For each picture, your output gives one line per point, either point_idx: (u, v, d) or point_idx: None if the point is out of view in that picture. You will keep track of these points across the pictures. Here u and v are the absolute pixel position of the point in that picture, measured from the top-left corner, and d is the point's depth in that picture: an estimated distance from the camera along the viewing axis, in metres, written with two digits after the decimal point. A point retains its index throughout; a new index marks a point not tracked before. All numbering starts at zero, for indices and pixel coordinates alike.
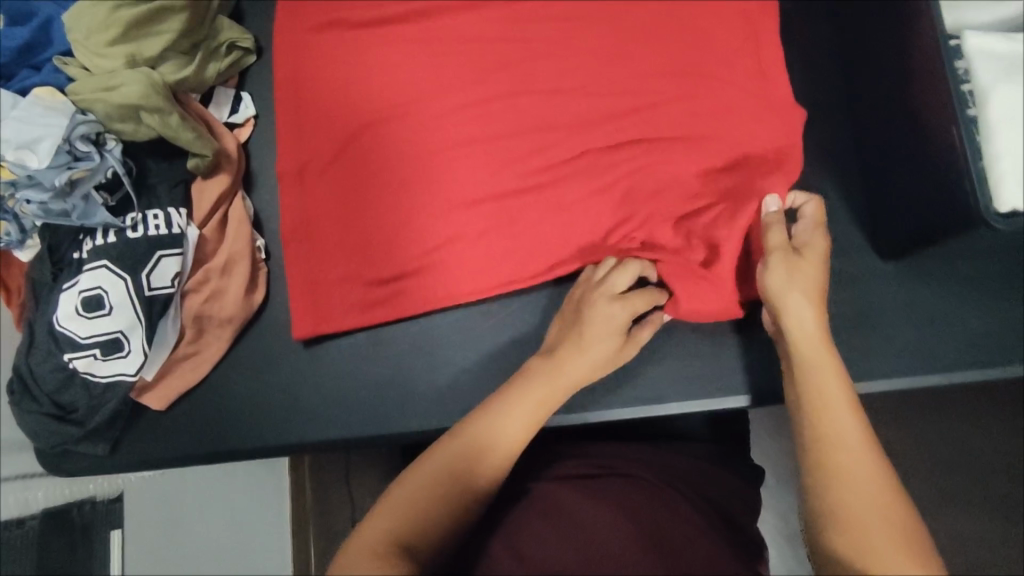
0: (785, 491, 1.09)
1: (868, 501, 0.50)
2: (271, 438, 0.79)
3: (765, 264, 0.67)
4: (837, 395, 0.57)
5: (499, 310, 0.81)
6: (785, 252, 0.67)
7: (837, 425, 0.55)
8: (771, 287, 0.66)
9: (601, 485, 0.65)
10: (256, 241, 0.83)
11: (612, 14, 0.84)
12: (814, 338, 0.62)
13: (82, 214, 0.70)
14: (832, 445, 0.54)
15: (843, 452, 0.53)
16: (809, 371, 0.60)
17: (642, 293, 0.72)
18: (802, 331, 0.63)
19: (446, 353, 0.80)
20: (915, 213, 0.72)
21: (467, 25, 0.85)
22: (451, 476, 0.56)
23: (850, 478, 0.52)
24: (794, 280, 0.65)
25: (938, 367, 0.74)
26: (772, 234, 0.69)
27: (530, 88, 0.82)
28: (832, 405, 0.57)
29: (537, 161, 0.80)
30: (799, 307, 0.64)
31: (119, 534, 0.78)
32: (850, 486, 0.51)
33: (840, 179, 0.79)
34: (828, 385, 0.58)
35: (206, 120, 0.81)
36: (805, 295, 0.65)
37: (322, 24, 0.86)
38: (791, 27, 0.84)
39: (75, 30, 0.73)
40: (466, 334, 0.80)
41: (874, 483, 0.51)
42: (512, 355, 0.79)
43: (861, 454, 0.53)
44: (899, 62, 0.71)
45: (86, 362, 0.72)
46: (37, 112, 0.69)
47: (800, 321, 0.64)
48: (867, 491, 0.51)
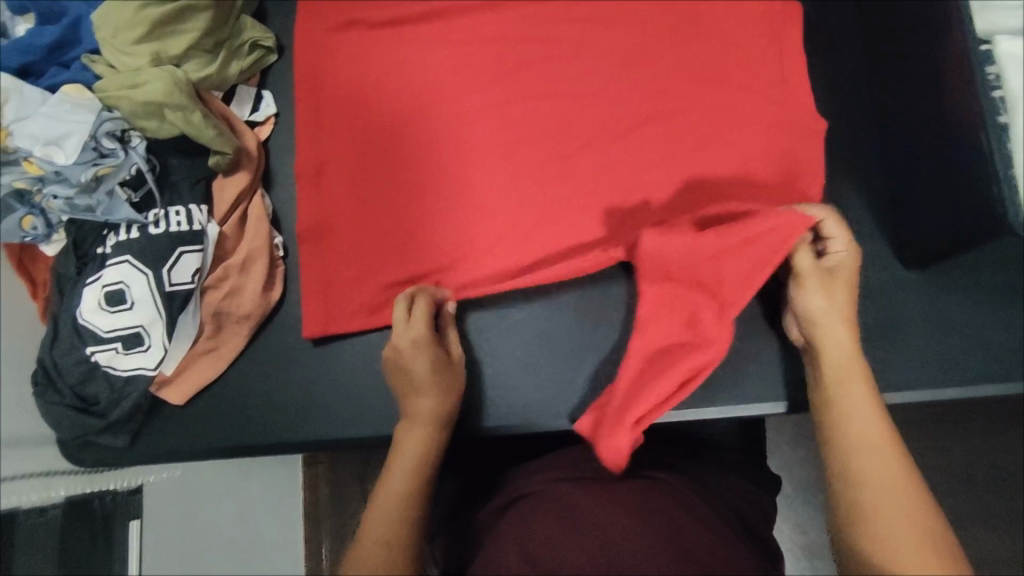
0: (801, 502, 1.08)
1: (895, 509, 0.54)
2: (288, 435, 0.79)
3: (802, 290, 0.67)
4: (862, 407, 0.60)
5: (524, 319, 0.80)
6: (822, 272, 0.67)
7: (863, 436, 0.59)
8: (808, 308, 0.67)
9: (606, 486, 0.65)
10: (275, 239, 0.83)
11: (632, 17, 0.83)
12: (844, 352, 0.64)
13: (106, 210, 0.71)
14: (858, 455, 0.58)
15: (867, 462, 0.57)
16: (838, 385, 0.63)
17: (421, 308, 0.73)
18: (833, 347, 0.65)
19: (486, 340, 0.80)
20: (936, 220, 0.71)
21: (487, 26, 0.85)
22: (397, 518, 0.61)
23: (879, 487, 0.55)
24: (829, 300, 0.66)
25: (960, 379, 0.72)
26: (801, 257, 0.67)
27: (549, 90, 0.82)
28: (858, 416, 0.60)
29: (555, 163, 0.80)
30: (834, 323, 0.66)
31: (137, 524, 0.79)
32: (880, 494, 0.55)
33: (864, 184, 0.78)
34: (853, 396, 0.61)
35: (227, 118, 0.82)
36: (839, 314, 0.66)
37: (343, 25, 0.87)
38: (815, 31, 0.83)
39: (104, 28, 0.74)
40: (495, 344, 0.80)
41: (902, 492, 0.55)
42: (546, 360, 0.79)
43: (887, 462, 0.57)
44: (930, 65, 0.69)
45: (108, 355, 0.74)
46: (65, 109, 0.70)
47: (834, 337, 0.65)
48: (897, 498, 0.54)
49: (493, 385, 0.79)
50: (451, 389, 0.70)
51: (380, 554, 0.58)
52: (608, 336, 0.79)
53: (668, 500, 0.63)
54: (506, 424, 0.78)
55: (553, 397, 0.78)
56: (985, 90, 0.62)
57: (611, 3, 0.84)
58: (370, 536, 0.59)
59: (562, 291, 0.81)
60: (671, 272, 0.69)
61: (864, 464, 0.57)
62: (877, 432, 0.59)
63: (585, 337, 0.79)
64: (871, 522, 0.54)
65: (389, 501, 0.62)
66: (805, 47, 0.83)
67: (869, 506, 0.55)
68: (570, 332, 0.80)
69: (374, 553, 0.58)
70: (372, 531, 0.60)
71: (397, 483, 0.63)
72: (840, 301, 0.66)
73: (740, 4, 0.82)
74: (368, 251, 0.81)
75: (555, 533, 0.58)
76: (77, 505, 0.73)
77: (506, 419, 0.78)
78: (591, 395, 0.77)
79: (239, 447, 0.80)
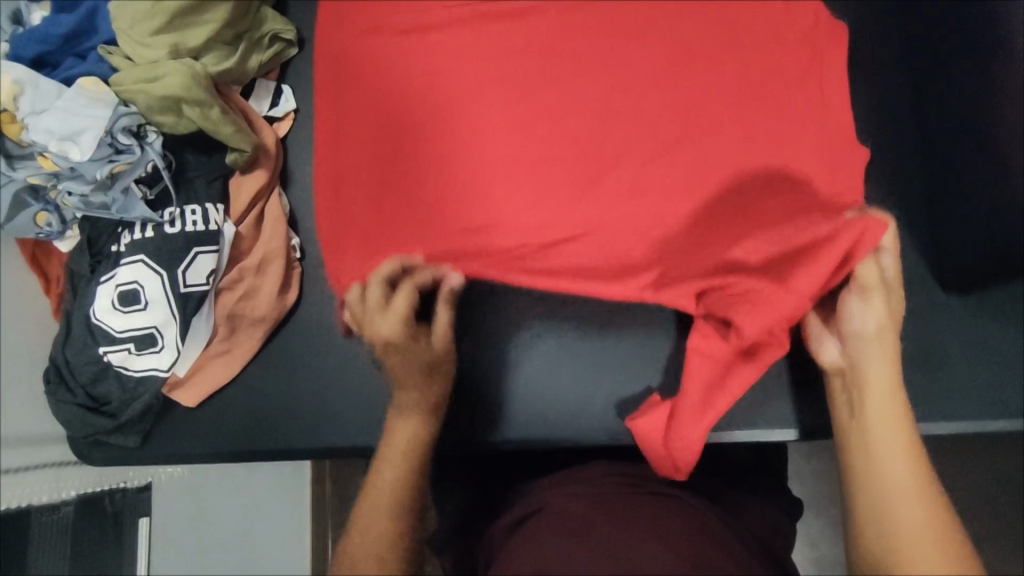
0: (814, 516, 1.05)
1: (920, 554, 0.53)
2: (302, 442, 0.77)
3: (850, 306, 0.64)
4: (892, 444, 0.59)
5: (552, 335, 0.79)
6: (882, 291, 0.64)
7: (892, 475, 0.57)
8: (855, 330, 0.64)
9: (626, 501, 0.62)
10: (292, 240, 0.81)
11: (667, 26, 0.80)
12: (885, 389, 0.61)
13: (121, 208, 0.70)
14: (891, 489, 0.57)
15: (898, 503, 0.56)
16: (874, 412, 0.61)
17: (403, 293, 0.70)
18: (873, 379, 0.62)
19: (517, 350, 0.78)
20: (980, 242, 0.67)
21: (515, 32, 0.82)
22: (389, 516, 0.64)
23: (911, 523, 0.55)
24: (872, 323, 0.63)
25: (999, 411, 0.69)
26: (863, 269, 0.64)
27: (577, 101, 0.79)
28: (893, 452, 0.58)
29: (581, 174, 0.77)
30: (876, 352, 0.63)
31: (146, 521, 0.82)
32: (912, 530, 0.54)
33: (901, 207, 0.75)
34: (884, 431, 0.59)
35: (246, 113, 0.79)
36: (883, 344, 0.63)
37: (366, 23, 0.84)
38: (860, 49, 0.79)
39: (121, 18, 0.72)
40: (519, 360, 0.78)
41: (932, 529, 0.54)
42: (575, 376, 0.77)
43: (918, 497, 0.56)
44: (974, 85, 0.67)
45: (121, 356, 0.73)
46: (82, 103, 0.67)
47: (872, 367, 0.62)
48: (926, 536, 0.54)
49: (520, 403, 0.77)
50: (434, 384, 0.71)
51: (369, 554, 0.62)
52: (636, 348, 0.77)
53: (687, 520, 0.60)
54: (533, 437, 0.76)
55: (581, 409, 0.76)
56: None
57: (645, 12, 0.81)
58: (358, 534, 0.63)
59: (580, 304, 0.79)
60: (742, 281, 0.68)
61: (898, 507, 0.56)
62: (908, 472, 0.57)
63: (615, 351, 0.77)
64: (900, 569, 0.53)
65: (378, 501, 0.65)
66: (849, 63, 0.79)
67: (903, 549, 0.54)
68: (595, 346, 0.78)
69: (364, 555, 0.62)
70: (360, 531, 0.63)
71: (385, 482, 0.66)
72: (873, 328, 0.63)
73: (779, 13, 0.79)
74: (386, 257, 0.78)
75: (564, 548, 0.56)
76: (90, 500, 0.74)
77: (533, 432, 0.76)
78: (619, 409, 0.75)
79: (249, 450, 0.78)
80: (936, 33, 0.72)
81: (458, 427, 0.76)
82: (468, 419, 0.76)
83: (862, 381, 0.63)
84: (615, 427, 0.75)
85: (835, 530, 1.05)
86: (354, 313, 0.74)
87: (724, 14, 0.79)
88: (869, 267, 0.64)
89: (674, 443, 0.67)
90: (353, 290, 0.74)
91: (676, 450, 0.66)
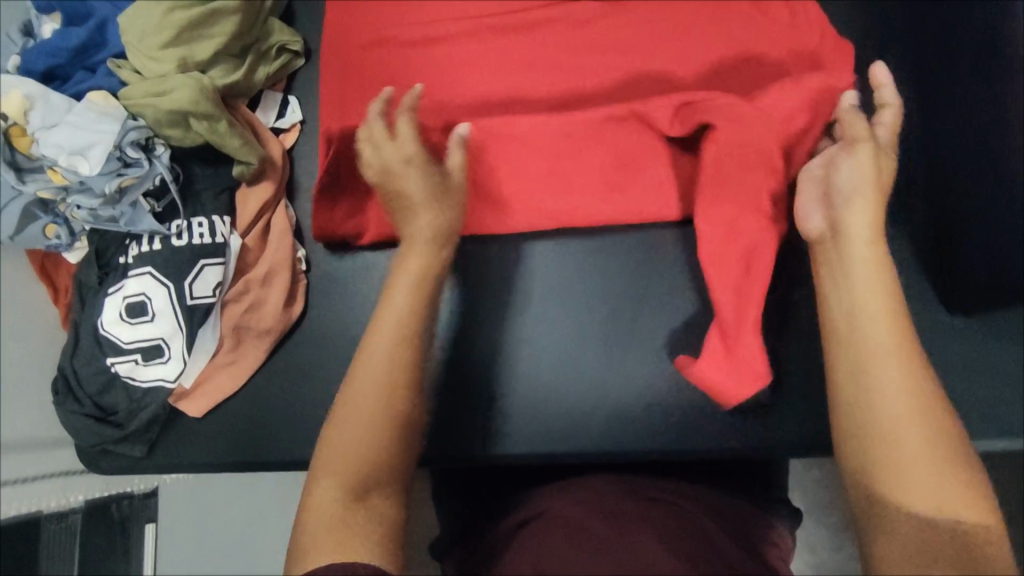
0: (812, 522, 1.05)
1: (903, 422, 0.48)
2: (307, 454, 0.77)
3: (857, 158, 0.62)
4: (887, 346, 0.51)
5: (554, 316, 0.79)
6: (870, 143, 0.62)
7: (888, 379, 0.50)
8: (845, 181, 0.62)
9: (642, 514, 0.60)
10: (298, 252, 0.81)
11: (672, 45, 0.81)
12: (867, 238, 0.58)
13: (129, 221, 0.71)
14: (872, 362, 0.51)
15: (893, 412, 0.49)
16: (857, 270, 0.57)
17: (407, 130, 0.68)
18: (854, 229, 0.59)
19: (515, 360, 0.78)
20: (986, 263, 0.67)
21: (523, 47, 0.83)
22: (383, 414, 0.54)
23: (895, 399, 0.49)
24: (865, 174, 0.61)
25: (1003, 431, 0.70)
26: (856, 127, 0.63)
27: (584, 117, 0.80)
28: (876, 315, 0.53)
29: (587, 190, 0.78)
30: (864, 199, 0.60)
31: (152, 527, 0.82)
32: (896, 406, 0.49)
33: (906, 227, 0.76)
34: (876, 334, 0.52)
35: (252, 124, 0.80)
36: (869, 197, 0.60)
37: (375, 36, 0.85)
38: (865, 71, 0.81)
39: (130, 32, 0.72)
40: (516, 337, 0.78)
41: (919, 403, 0.49)
42: (576, 352, 0.77)
43: (904, 367, 0.50)
44: (982, 109, 0.66)
45: (129, 367, 0.74)
46: (90, 118, 0.68)
47: (853, 247, 0.58)
48: (912, 409, 0.49)
49: (518, 382, 0.77)
50: (448, 220, 0.67)
51: (353, 450, 0.53)
52: (642, 324, 0.77)
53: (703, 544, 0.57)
54: (534, 453, 0.75)
55: (580, 419, 0.75)
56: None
57: (652, 29, 0.82)
58: (342, 426, 0.54)
59: (580, 276, 0.79)
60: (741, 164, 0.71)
61: (881, 383, 0.50)
62: (908, 377, 0.50)
63: (619, 330, 0.77)
64: (883, 442, 0.48)
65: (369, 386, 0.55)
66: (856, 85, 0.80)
67: (885, 426, 0.49)
68: (597, 319, 0.78)
69: (349, 446, 0.53)
70: (346, 421, 0.54)
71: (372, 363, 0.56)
72: (861, 203, 0.60)
73: (784, 33, 0.80)
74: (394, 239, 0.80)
75: (559, 549, 0.56)
76: (98, 509, 0.76)
77: (534, 448, 0.75)
78: (616, 419, 0.75)
79: (251, 462, 0.77)
80: (944, 62, 0.73)
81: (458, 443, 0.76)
82: (470, 433, 0.76)
83: (854, 275, 0.56)
84: (620, 411, 0.75)
85: (839, 541, 1.05)
86: (366, 164, 0.69)
87: (730, 34, 0.81)
88: (859, 120, 0.63)
89: (739, 350, 0.69)
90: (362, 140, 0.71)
91: (748, 357, 0.69)
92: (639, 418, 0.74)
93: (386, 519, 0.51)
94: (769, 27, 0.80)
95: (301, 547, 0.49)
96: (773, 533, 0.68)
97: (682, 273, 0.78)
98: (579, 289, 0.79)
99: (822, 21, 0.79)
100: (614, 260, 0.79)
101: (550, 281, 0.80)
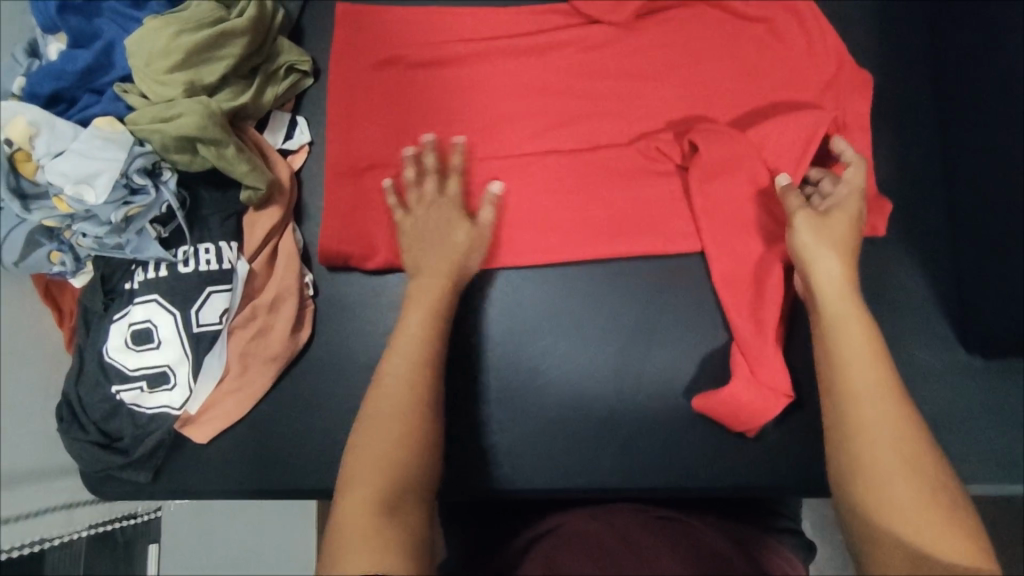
0: (823, 548, 0.95)
1: (885, 462, 0.49)
2: (314, 482, 0.76)
3: (792, 226, 0.64)
4: (874, 388, 0.52)
5: (572, 342, 0.77)
6: (808, 210, 0.65)
7: (874, 420, 0.51)
8: (801, 244, 0.63)
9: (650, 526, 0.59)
10: (306, 277, 0.80)
11: (689, 73, 0.80)
12: (839, 287, 0.60)
13: (136, 249, 0.71)
14: (855, 402, 0.52)
15: (880, 451, 0.49)
16: (837, 313, 0.58)
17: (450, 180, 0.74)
18: (823, 279, 0.61)
19: (528, 391, 0.76)
20: (1008, 307, 0.67)
21: (536, 73, 0.82)
22: (390, 430, 0.56)
23: (879, 439, 0.50)
24: (820, 237, 0.63)
25: (1016, 476, 0.71)
26: (792, 198, 0.66)
27: (596, 145, 0.79)
28: (855, 355, 0.55)
29: (601, 220, 0.77)
30: (823, 257, 0.62)
31: (155, 548, 0.78)
32: (879, 446, 0.50)
33: (926, 263, 0.76)
34: (861, 377, 0.53)
35: (259, 146, 0.78)
36: (830, 248, 0.62)
37: (384, 58, 0.84)
38: (881, 102, 0.80)
39: (136, 56, 0.71)
40: (532, 364, 0.76)
41: (904, 441, 0.49)
42: (593, 381, 0.76)
43: (886, 405, 0.51)
44: (998, 162, 0.69)
45: (133, 394, 0.73)
46: (97, 145, 0.67)
47: (828, 297, 0.59)
48: (897, 447, 0.49)
49: (535, 412, 0.75)
50: (470, 258, 0.72)
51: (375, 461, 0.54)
52: (659, 350, 0.76)
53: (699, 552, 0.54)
54: (541, 488, 0.73)
55: (592, 452, 0.74)
56: None
57: (667, 57, 0.81)
58: (368, 442, 0.55)
59: (594, 300, 0.78)
60: (736, 195, 0.74)
61: (865, 423, 0.51)
62: (893, 417, 0.51)
63: (636, 358, 0.76)
64: (869, 483, 0.48)
65: (389, 403, 0.58)
66: (872, 117, 0.79)
67: (870, 467, 0.49)
68: (613, 345, 0.76)
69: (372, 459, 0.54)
70: (365, 444, 0.55)
71: (390, 385, 0.60)
72: (828, 265, 0.62)
73: (799, 63, 0.79)
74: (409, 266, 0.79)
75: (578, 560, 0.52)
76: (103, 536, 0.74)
77: (549, 478, 0.73)
78: (627, 450, 0.74)
79: (256, 490, 0.77)
80: (966, 106, 0.73)
81: (465, 477, 0.73)
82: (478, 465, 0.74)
83: (835, 322, 0.57)
84: (638, 440, 0.74)
85: None
86: (401, 232, 0.74)
87: (745, 63, 0.79)
88: (798, 195, 0.66)
89: (760, 370, 0.71)
90: (397, 210, 0.75)
91: (767, 378, 0.71)
92: (656, 442, 0.74)
93: (414, 532, 0.51)
94: (784, 56, 0.79)
95: (332, 555, 0.49)
96: (787, 562, 0.60)
97: (703, 301, 0.77)
98: (594, 315, 0.77)
99: (840, 49, 0.78)
100: (632, 287, 0.77)
101: (565, 308, 0.78)
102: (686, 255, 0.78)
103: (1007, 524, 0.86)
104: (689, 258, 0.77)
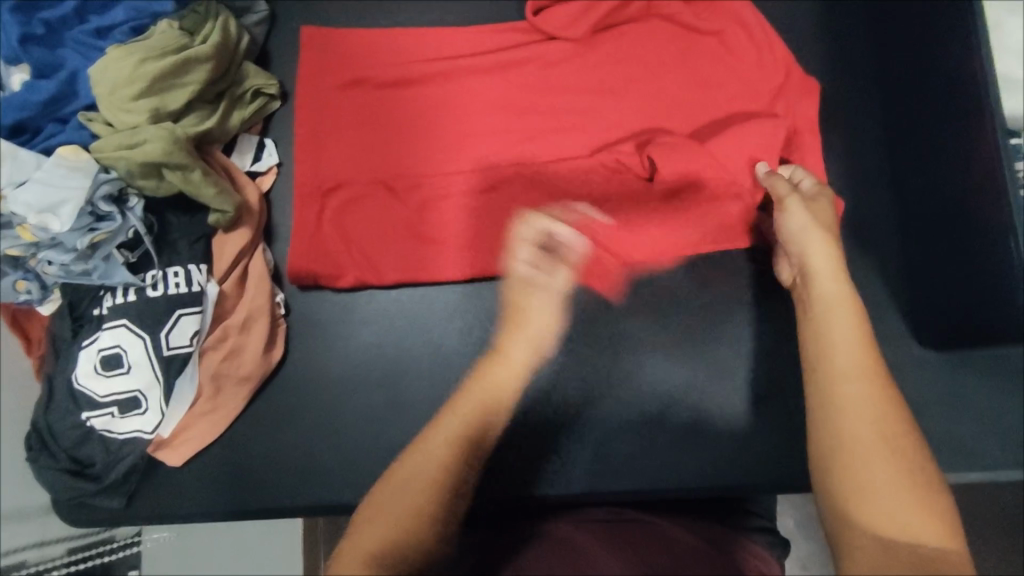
0: (803, 543, 0.96)
1: (862, 443, 0.48)
2: (288, 501, 0.76)
3: (783, 208, 0.67)
4: (858, 369, 0.52)
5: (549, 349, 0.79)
6: (797, 195, 0.67)
7: (854, 398, 0.50)
8: (792, 228, 0.66)
9: (627, 534, 0.59)
10: (277, 297, 0.80)
11: (646, 87, 0.83)
12: (830, 277, 0.60)
13: (103, 274, 0.71)
14: (838, 381, 0.51)
15: (860, 431, 0.48)
16: (827, 299, 0.58)
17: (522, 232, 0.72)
18: (816, 270, 0.62)
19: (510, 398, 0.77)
20: (958, 300, 0.72)
21: (499, 90, 0.84)
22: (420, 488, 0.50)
23: (860, 421, 0.49)
24: (812, 220, 0.65)
25: (976, 464, 0.73)
26: (778, 184, 0.69)
27: (559, 158, 0.81)
28: (845, 336, 0.54)
29: None
30: (816, 244, 0.63)
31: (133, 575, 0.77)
32: (861, 428, 0.48)
33: (882, 261, 0.78)
34: (845, 357, 0.53)
35: (228, 169, 0.79)
36: (821, 237, 0.64)
37: (350, 80, 0.85)
38: (831, 108, 0.83)
39: (100, 84, 0.72)
40: (509, 371, 0.78)
41: (886, 423, 0.48)
42: (572, 388, 0.77)
43: (869, 388, 0.50)
44: (940, 163, 0.73)
45: (104, 420, 0.73)
46: (60, 173, 0.68)
47: (821, 281, 0.60)
48: (882, 428, 0.48)
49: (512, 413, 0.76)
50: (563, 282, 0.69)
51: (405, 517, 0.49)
52: (641, 355, 0.78)
53: (680, 561, 0.54)
54: (521, 493, 0.74)
55: (569, 454, 0.75)
56: (1008, 162, 0.66)
57: (624, 72, 0.83)
58: (386, 497, 0.50)
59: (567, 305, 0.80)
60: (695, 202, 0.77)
61: (845, 404, 0.50)
62: (878, 400, 0.50)
63: (615, 366, 0.78)
64: (848, 461, 0.47)
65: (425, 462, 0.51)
66: (822, 123, 0.82)
67: (849, 446, 0.48)
68: (587, 348, 0.78)
69: (406, 507, 0.49)
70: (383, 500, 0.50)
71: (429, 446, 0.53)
72: (819, 252, 0.63)
73: (752, 74, 0.81)
74: (380, 283, 0.80)
75: (553, 559, 0.53)
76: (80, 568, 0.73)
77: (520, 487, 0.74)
78: (604, 451, 0.75)
79: (233, 512, 0.76)
80: (914, 111, 0.77)
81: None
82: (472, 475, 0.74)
83: (824, 304, 0.58)
84: (614, 444, 0.76)
85: None
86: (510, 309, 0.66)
87: (698, 75, 0.82)
88: (782, 180, 0.69)
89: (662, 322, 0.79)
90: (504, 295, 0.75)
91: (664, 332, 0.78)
92: (630, 444, 0.75)
93: None
94: (737, 68, 0.82)
95: None
96: (765, 564, 0.60)
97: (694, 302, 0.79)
98: (573, 324, 0.79)
99: (788, 59, 0.81)
100: (615, 293, 0.80)
101: None
102: (648, 263, 0.80)
103: (982, 510, 0.88)
104: (653, 265, 0.80)
